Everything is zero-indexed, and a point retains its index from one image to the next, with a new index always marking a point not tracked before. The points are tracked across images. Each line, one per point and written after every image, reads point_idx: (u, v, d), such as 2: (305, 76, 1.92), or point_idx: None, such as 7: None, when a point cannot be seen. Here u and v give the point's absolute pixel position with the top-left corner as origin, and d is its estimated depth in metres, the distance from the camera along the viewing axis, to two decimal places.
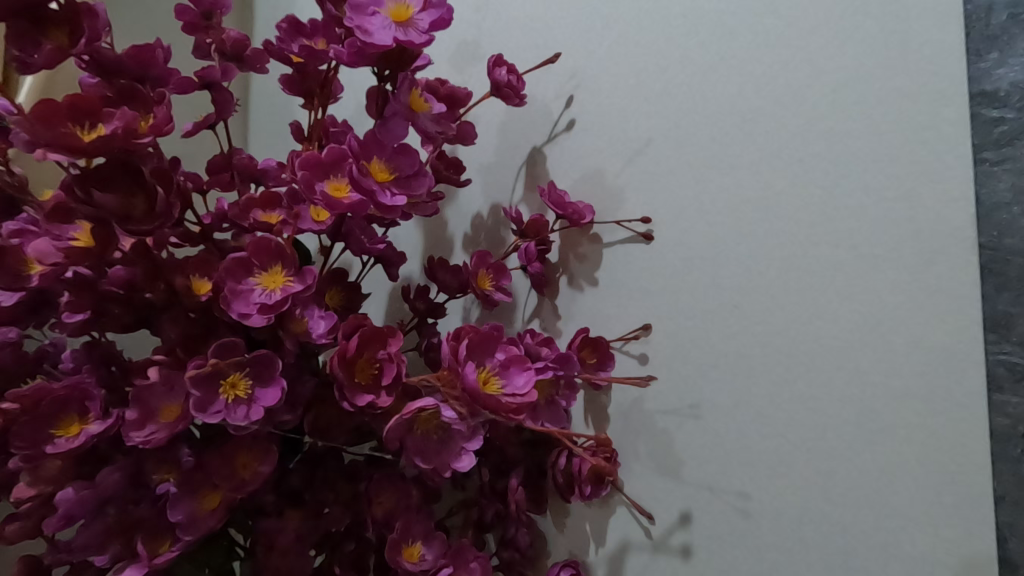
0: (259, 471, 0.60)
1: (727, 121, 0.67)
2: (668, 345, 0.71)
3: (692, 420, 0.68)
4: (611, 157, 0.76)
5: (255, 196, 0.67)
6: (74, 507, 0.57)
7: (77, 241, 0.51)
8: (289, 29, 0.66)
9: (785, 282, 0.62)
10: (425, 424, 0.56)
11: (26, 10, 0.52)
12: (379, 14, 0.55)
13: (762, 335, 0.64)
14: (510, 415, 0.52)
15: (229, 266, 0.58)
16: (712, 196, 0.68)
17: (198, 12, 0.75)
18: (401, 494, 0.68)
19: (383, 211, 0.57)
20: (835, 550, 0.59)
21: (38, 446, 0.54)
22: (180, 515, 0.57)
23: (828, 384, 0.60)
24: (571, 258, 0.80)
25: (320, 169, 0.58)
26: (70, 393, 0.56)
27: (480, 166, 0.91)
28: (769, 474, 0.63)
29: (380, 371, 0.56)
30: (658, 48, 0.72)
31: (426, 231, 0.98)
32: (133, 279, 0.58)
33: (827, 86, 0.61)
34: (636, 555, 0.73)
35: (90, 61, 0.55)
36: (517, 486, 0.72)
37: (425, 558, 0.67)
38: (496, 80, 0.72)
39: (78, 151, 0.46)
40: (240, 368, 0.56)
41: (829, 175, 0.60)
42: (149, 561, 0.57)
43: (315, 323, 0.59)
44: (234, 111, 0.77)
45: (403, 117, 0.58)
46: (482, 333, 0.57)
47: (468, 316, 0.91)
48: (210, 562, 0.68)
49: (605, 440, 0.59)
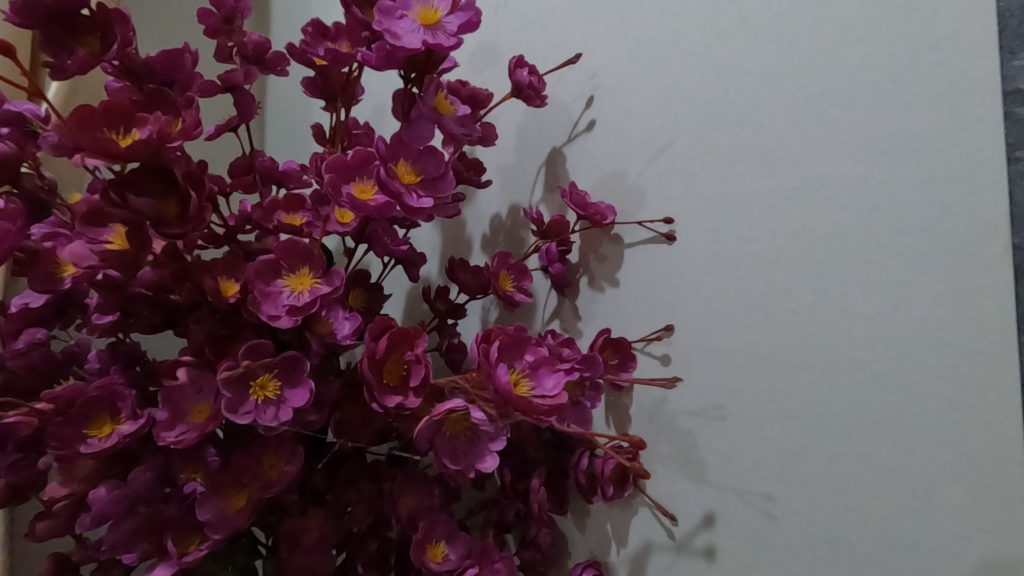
0: (285, 472, 0.60)
1: (751, 121, 0.66)
2: (690, 345, 0.71)
3: (716, 421, 0.68)
4: (632, 158, 0.76)
5: (279, 197, 0.68)
6: (106, 506, 0.57)
7: (112, 244, 0.52)
8: (314, 33, 0.66)
9: (810, 282, 0.62)
10: (455, 425, 0.56)
11: (59, 16, 0.53)
12: (406, 17, 0.55)
13: (788, 337, 0.63)
14: (541, 417, 0.52)
15: (258, 268, 0.58)
16: (736, 196, 0.67)
17: (220, 16, 0.76)
18: (424, 493, 0.69)
19: (411, 214, 0.57)
20: (862, 553, 0.59)
21: (71, 446, 0.55)
22: (207, 514, 0.58)
23: (856, 385, 0.59)
24: (592, 259, 0.80)
25: (346, 171, 0.59)
26: (102, 393, 0.56)
27: (499, 168, 0.92)
28: (794, 476, 0.63)
29: (408, 372, 0.56)
30: (680, 48, 0.72)
31: (445, 232, 0.99)
32: (161, 280, 0.59)
33: (853, 85, 0.60)
34: (659, 556, 0.72)
35: (120, 66, 0.55)
36: (540, 487, 0.71)
37: (449, 558, 0.67)
38: (518, 81, 0.72)
39: (114, 156, 0.47)
40: (269, 369, 0.57)
41: (856, 174, 0.60)
42: (178, 559, 0.58)
43: (340, 324, 0.60)
44: (256, 114, 0.78)
45: (429, 119, 0.58)
46: (511, 335, 0.57)
47: (486, 316, 0.92)
48: (234, 559, 0.69)
49: (641, 442, 0.55)
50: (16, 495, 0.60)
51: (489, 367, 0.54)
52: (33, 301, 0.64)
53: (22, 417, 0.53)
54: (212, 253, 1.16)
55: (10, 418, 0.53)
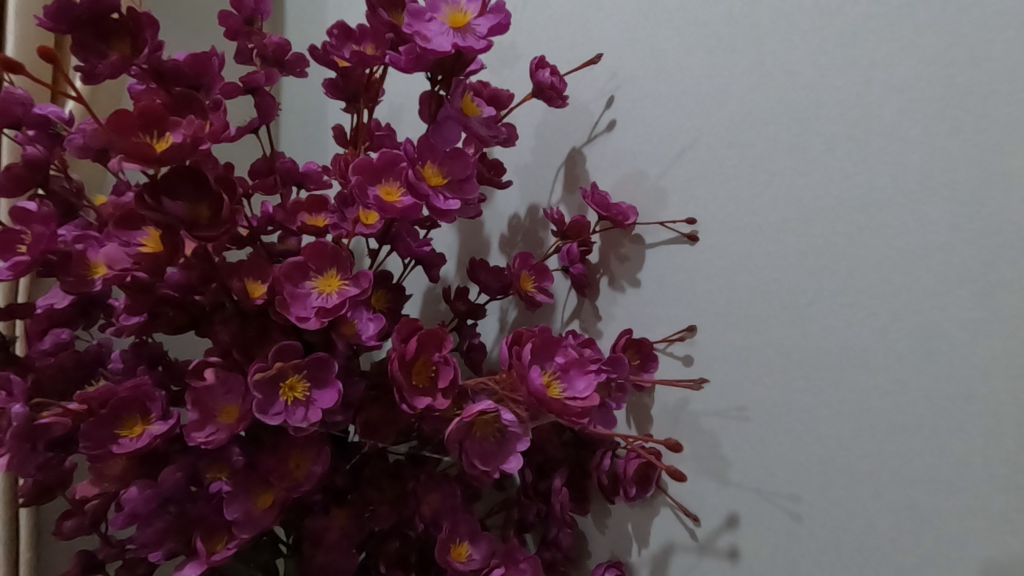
0: (312, 471, 0.60)
1: (775, 121, 0.66)
2: (713, 346, 0.71)
3: (740, 422, 0.68)
4: (654, 158, 0.76)
5: (302, 200, 0.68)
6: (138, 504, 0.60)
7: (146, 246, 0.53)
8: (340, 35, 0.67)
9: (837, 283, 0.61)
10: (484, 427, 0.56)
11: (92, 21, 0.53)
12: (436, 20, 0.55)
13: (813, 338, 0.63)
14: (575, 420, 0.53)
15: (287, 270, 0.59)
16: (759, 197, 0.67)
17: (241, 18, 0.77)
18: (447, 493, 0.69)
19: (438, 216, 0.57)
20: (890, 555, 0.58)
21: (103, 447, 0.55)
22: (236, 513, 0.58)
23: (883, 386, 0.59)
24: (612, 259, 0.80)
25: (373, 174, 0.59)
26: (133, 394, 0.57)
27: (517, 168, 0.92)
28: (820, 478, 0.62)
29: (436, 374, 0.57)
30: (702, 48, 0.72)
31: (463, 233, 1.00)
32: (189, 281, 0.59)
33: (880, 85, 0.59)
34: (681, 556, 0.73)
35: (148, 70, 0.55)
36: (561, 487, 0.72)
37: (474, 557, 0.67)
38: (540, 81, 0.72)
39: (153, 160, 0.47)
40: (298, 370, 0.57)
41: (886, 174, 0.59)
42: (208, 557, 0.59)
43: (365, 325, 0.60)
44: (277, 116, 0.77)
45: (456, 122, 0.59)
46: (542, 337, 0.57)
47: (505, 316, 0.92)
48: (256, 557, 0.70)
49: (677, 445, 0.53)
50: (47, 491, 0.63)
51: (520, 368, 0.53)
52: (57, 302, 0.65)
53: (56, 418, 0.54)
54: (236, 254, 1.19)
55: (45, 418, 0.54)
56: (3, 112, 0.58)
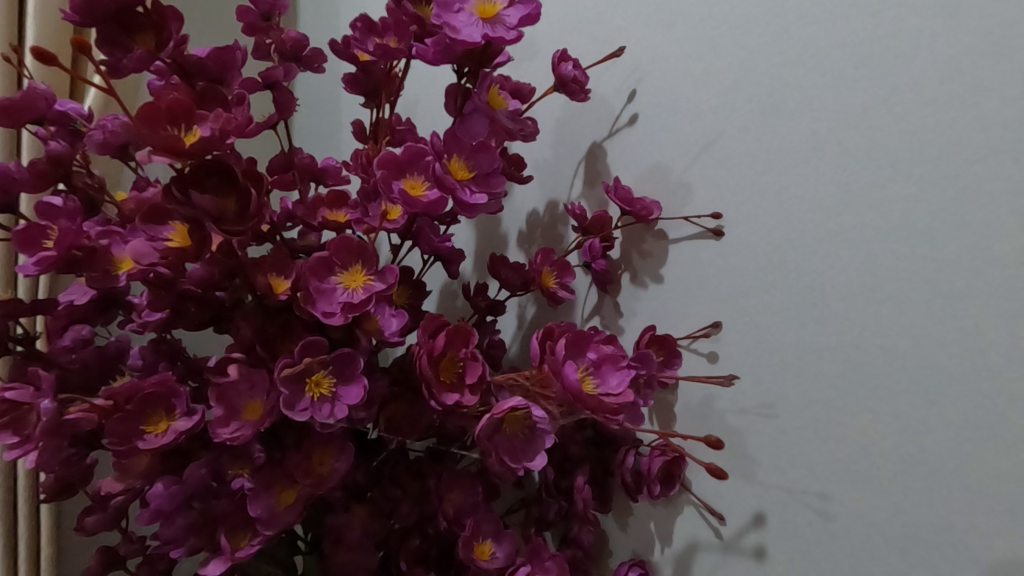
0: (335, 468, 0.60)
1: (804, 113, 0.64)
2: (739, 343, 0.70)
3: (767, 420, 0.67)
4: (677, 152, 0.75)
5: (323, 195, 0.68)
6: (164, 502, 0.59)
7: (173, 241, 0.52)
8: (363, 28, 0.65)
9: (868, 278, 0.60)
10: (513, 423, 0.56)
11: (116, 15, 0.53)
12: (465, 10, 0.55)
13: (843, 334, 0.62)
14: (612, 418, 0.52)
15: (313, 265, 0.59)
16: (786, 191, 0.66)
17: (258, 13, 0.76)
18: (469, 491, 0.68)
19: (464, 209, 0.57)
20: (924, 555, 0.57)
21: (129, 442, 0.55)
22: (259, 510, 0.58)
23: (917, 383, 0.57)
24: (634, 255, 0.79)
25: (397, 168, 0.58)
26: (158, 390, 0.56)
27: (536, 163, 0.91)
28: (852, 477, 0.61)
29: (463, 370, 0.56)
30: (727, 40, 0.70)
31: (480, 230, 0.99)
32: (211, 277, 0.58)
33: (913, 76, 0.58)
34: (705, 555, 0.72)
35: (172, 65, 0.55)
36: (584, 485, 0.71)
37: (497, 555, 0.67)
38: (562, 75, 0.71)
39: (180, 154, 0.47)
40: (324, 366, 0.57)
41: (920, 166, 0.57)
42: (232, 554, 0.58)
43: (387, 321, 0.60)
44: (295, 113, 0.75)
45: (482, 114, 0.58)
46: (575, 333, 0.57)
47: (523, 313, 0.91)
48: (276, 554, 0.69)
49: (717, 442, 0.51)
50: (66, 488, 0.63)
51: (551, 363, 0.54)
52: (77, 298, 0.64)
53: (83, 414, 0.54)
54: (258, 249, 1.08)
55: (74, 414, 0.54)
56: (27, 108, 0.58)
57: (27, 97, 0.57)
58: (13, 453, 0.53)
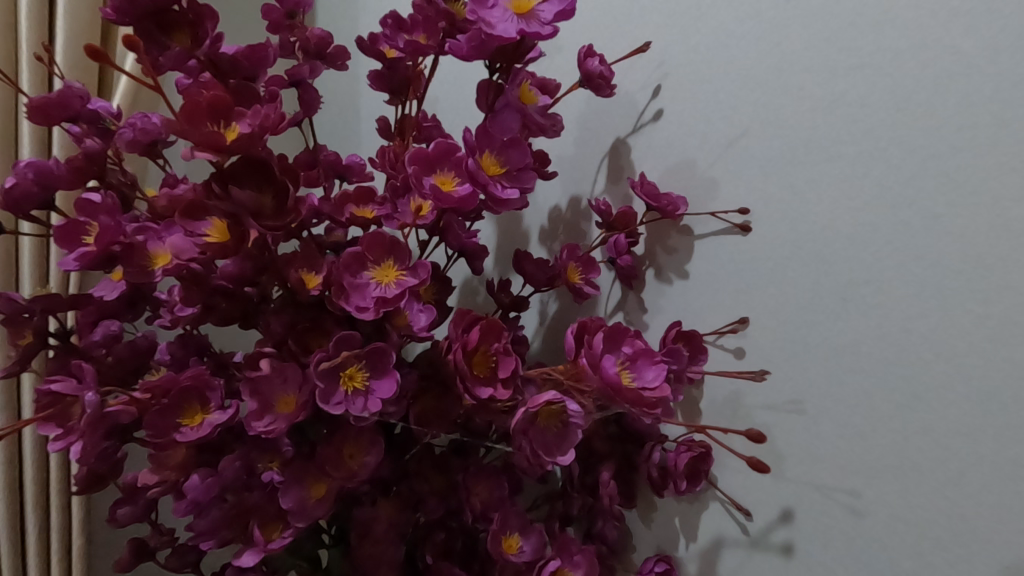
0: (365, 462, 0.61)
1: (834, 108, 0.63)
2: (766, 339, 0.69)
3: (795, 416, 0.67)
4: (703, 148, 0.74)
5: (349, 191, 0.68)
6: (200, 494, 0.59)
7: (211, 236, 0.53)
8: (393, 25, 0.65)
9: (900, 273, 0.59)
10: (546, 416, 0.56)
11: (155, 13, 0.54)
12: (499, 6, 0.55)
13: (874, 331, 0.61)
14: (647, 410, 0.52)
15: (346, 260, 0.59)
16: (815, 186, 0.65)
17: (283, 12, 0.76)
18: (496, 485, 0.68)
19: (495, 204, 0.58)
20: (954, 552, 0.57)
21: (166, 435, 0.56)
22: (291, 502, 0.59)
23: (949, 379, 0.57)
24: (659, 251, 0.79)
25: (428, 164, 0.59)
26: (194, 383, 0.57)
27: (559, 160, 0.91)
28: (882, 474, 0.61)
29: (497, 364, 0.58)
30: (755, 34, 0.69)
31: (502, 227, 1.00)
32: (243, 273, 0.58)
33: (948, 68, 0.57)
34: (731, 551, 0.72)
35: (204, 63, 0.56)
36: (609, 480, 0.71)
37: (524, 549, 0.67)
38: (588, 71, 0.71)
39: (222, 150, 0.48)
40: (357, 360, 0.57)
41: (953, 160, 0.56)
42: (265, 545, 0.60)
43: (416, 316, 0.60)
44: (319, 112, 0.75)
45: (515, 109, 0.58)
46: (609, 327, 0.58)
47: (545, 309, 0.92)
48: (302, 547, 0.71)
49: (758, 435, 0.50)
50: (98, 479, 0.64)
51: (589, 357, 0.54)
52: (106, 294, 0.63)
53: (123, 406, 0.54)
54: (285, 246, 1.10)
55: (113, 406, 0.54)
56: (62, 107, 0.59)
57: (63, 96, 0.59)
58: (57, 444, 0.54)
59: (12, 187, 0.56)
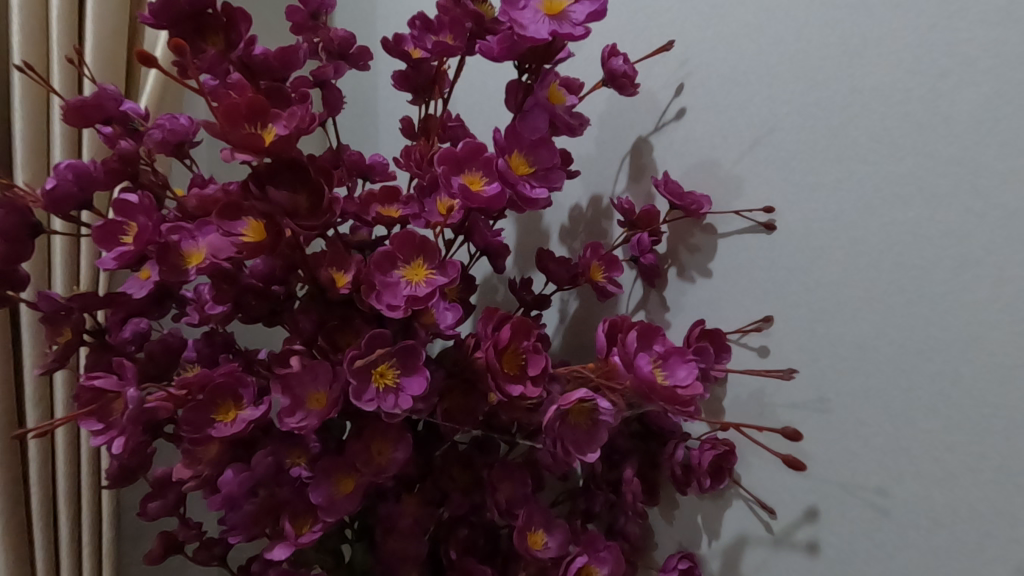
0: (394, 458, 0.61)
1: (864, 105, 0.63)
2: (792, 337, 0.69)
3: (821, 414, 0.66)
4: (727, 147, 0.74)
5: (375, 191, 0.68)
6: (234, 489, 0.60)
7: (246, 236, 0.54)
8: (421, 26, 0.65)
9: (929, 272, 0.59)
10: (577, 414, 0.57)
11: (191, 17, 0.55)
12: (531, 7, 0.55)
13: (901, 330, 0.61)
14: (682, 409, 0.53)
15: (378, 259, 0.60)
16: (843, 184, 0.64)
17: (306, 13, 0.77)
18: (519, 482, 0.69)
19: (525, 203, 0.59)
20: (983, 554, 0.57)
21: (202, 431, 0.58)
22: (320, 497, 0.60)
23: (979, 379, 0.56)
24: (681, 250, 0.79)
25: (456, 164, 0.60)
26: (227, 379, 0.58)
27: (580, 159, 0.91)
28: (909, 473, 0.61)
29: (526, 362, 0.58)
30: (784, 31, 0.69)
31: (522, 226, 1.01)
32: (272, 271, 0.59)
33: (985, 64, 0.56)
34: (755, 548, 0.72)
35: (239, 66, 0.57)
36: (633, 478, 0.71)
37: (550, 546, 0.67)
38: (612, 70, 0.72)
39: (261, 151, 0.49)
40: (388, 359, 0.58)
41: (985, 158, 0.56)
42: (296, 539, 0.61)
43: (442, 314, 0.61)
44: (342, 110, 0.76)
45: (543, 109, 0.60)
46: (641, 325, 0.59)
47: (566, 308, 0.93)
48: (326, 542, 0.72)
49: (795, 432, 0.50)
50: (128, 474, 0.64)
51: (622, 355, 0.55)
52: (135, 293, 0.63)
53: (160, 402, 0.56)
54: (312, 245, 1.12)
55: (152, 402, 0.56)
56: (97, 108, 0.61)
57: (99, 97, 0.60)
58: (100, 438, 0.56)
59: (53, 188, 0.57)
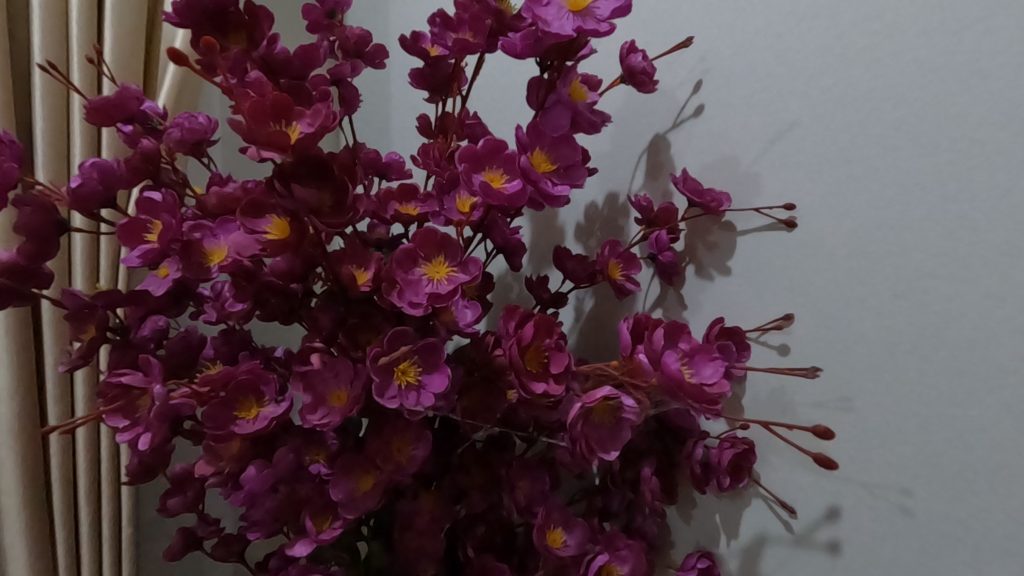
0: (413, 455, 0.61)
1: (886, 101, 0.62)
2: (812, 336, 0.68)
3: (843, 413, 0.66)
4: (746, 144, 0.73)
5: (392, 188, 0.67)
6: (256, 485, 0.61)
7: (271, 234, 0.55)
8: (441, 24, 0.65)
9: (953, 270, 0.58)
10: (601, 412, 0.57)
11: (214, 15, 0.56)
12: (554, 4, 0.55)
13: (924, 328, 0.60)
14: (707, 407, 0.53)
15: (400, 257, 0.60)
16: (865, 180, 0.64)
17: (322, 11, 0.76)
18: (538, 480, 0.68)
19: (548, 200, 0.59)
20: (1007, 554, 0.56)
21: (224, 428, 0.58)
22: (341, 494, 0.60)
23: (1003, 377, 0.56)
24: (699, 247, 0.79)
25: (476, 161, 0.59)
26: (250, 376, 0.58)
27: (596, 156, 0.91)
28: (932, 472, 0.60)
29: (549, 360, 0.59)
30: (805, 26, 0.68)
31: (537, 224, 1.01)
32: (293, 269, 0.58)
33: (1010, 60, 0.55)
34: (775, 547, 0.72)
35: (259, 63, 0.57)
36: (651, 476, 0.71)
37: (569, 543, 0.67)
38: (632, 66, 0.71)
39: (286, 150, 0.49)
40: (409, 356, 0.59)
41: (1011, 155, 0.55)
42: (316, 536, 0.61)
43: (462, 312, 0.61)
44: (358, 108, 0.75)
45: (565, 106, 0.60)
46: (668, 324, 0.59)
47: (581, 305, 0.92)
48: (343, 538, 0.72)
49: (825, 430, 0.51)
50: (148, 471, 0.65)
51: (648, 354, 0.56)
52: (155, 289, 0.63)
53: (185, 398, 0.57)
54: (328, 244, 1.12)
55: (177, 398, 0.57)
56: (118, 107, 0.62)
57: (121, 97, 0.61)
58: (126, 435, 0.57)
59: (78, 187, 0.58)
